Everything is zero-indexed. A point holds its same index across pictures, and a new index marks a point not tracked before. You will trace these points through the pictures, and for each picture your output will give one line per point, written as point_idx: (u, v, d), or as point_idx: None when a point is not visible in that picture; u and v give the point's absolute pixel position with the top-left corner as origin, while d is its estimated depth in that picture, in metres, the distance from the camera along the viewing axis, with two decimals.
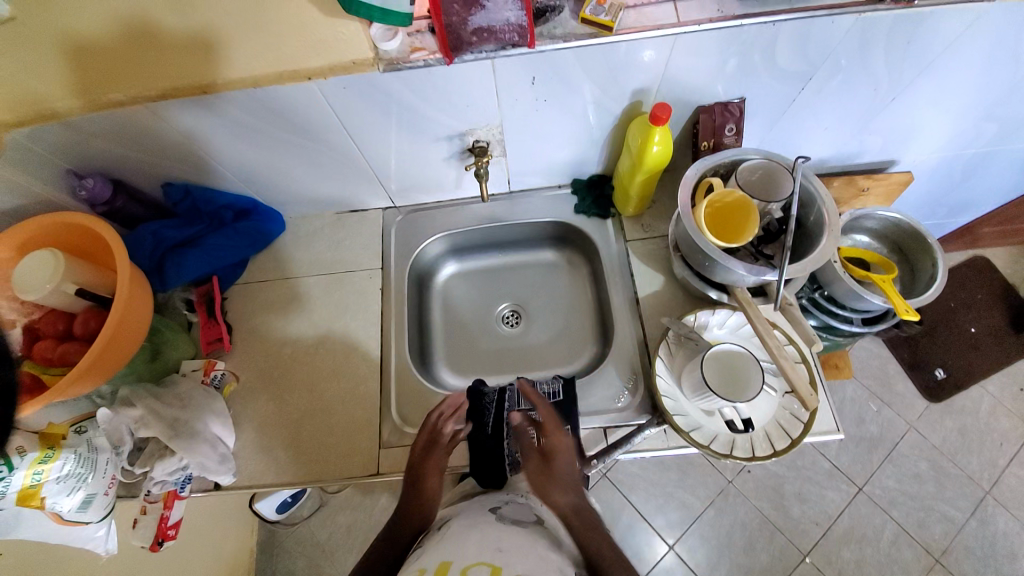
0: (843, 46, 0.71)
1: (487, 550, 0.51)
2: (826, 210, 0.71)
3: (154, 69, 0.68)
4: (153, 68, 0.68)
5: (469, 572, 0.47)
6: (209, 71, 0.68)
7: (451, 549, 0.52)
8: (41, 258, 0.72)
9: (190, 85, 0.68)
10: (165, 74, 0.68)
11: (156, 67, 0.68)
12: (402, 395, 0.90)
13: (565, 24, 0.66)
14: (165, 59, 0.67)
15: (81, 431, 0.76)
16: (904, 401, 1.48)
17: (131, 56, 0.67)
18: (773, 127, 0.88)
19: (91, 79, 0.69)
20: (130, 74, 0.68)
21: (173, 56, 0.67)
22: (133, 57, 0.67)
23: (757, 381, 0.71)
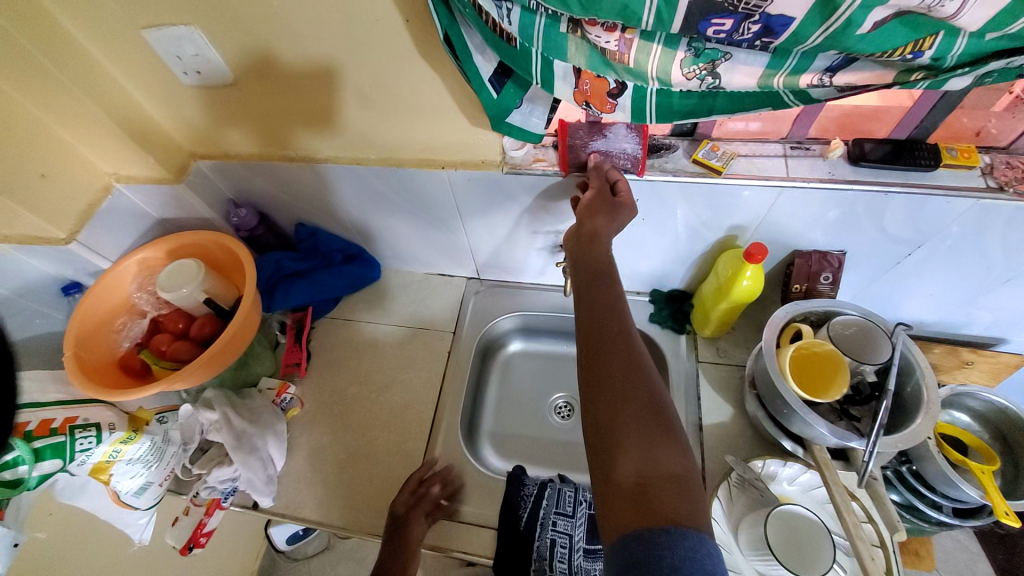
0: (958, 224, 0.70)
1: None
2: (926, 384, 0.67)
3: (282, 102, 0.77)
4: (277, 97, 0.76)
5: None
6: (330, 106, 0.76)
7: None
8: (188, 266, 0.85)
9: (314, 114, 0.78)
10: (290, 104, 0.77)
11: (284, 101, 0.76)
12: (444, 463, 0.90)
13: (677, 160, 0.72)
14: (287, 94, 0.75)
15: (162, 421, 0.86)
16: None
17: (262, 86, 0.75)
18: (872, 283, 0.86)
19: (230, 103, 0.79)
20: (261, 101, 0.77)
21: (297, 92, 0.74)
22: (262, 85, 0.75)
23: (827, 555, 0.63)
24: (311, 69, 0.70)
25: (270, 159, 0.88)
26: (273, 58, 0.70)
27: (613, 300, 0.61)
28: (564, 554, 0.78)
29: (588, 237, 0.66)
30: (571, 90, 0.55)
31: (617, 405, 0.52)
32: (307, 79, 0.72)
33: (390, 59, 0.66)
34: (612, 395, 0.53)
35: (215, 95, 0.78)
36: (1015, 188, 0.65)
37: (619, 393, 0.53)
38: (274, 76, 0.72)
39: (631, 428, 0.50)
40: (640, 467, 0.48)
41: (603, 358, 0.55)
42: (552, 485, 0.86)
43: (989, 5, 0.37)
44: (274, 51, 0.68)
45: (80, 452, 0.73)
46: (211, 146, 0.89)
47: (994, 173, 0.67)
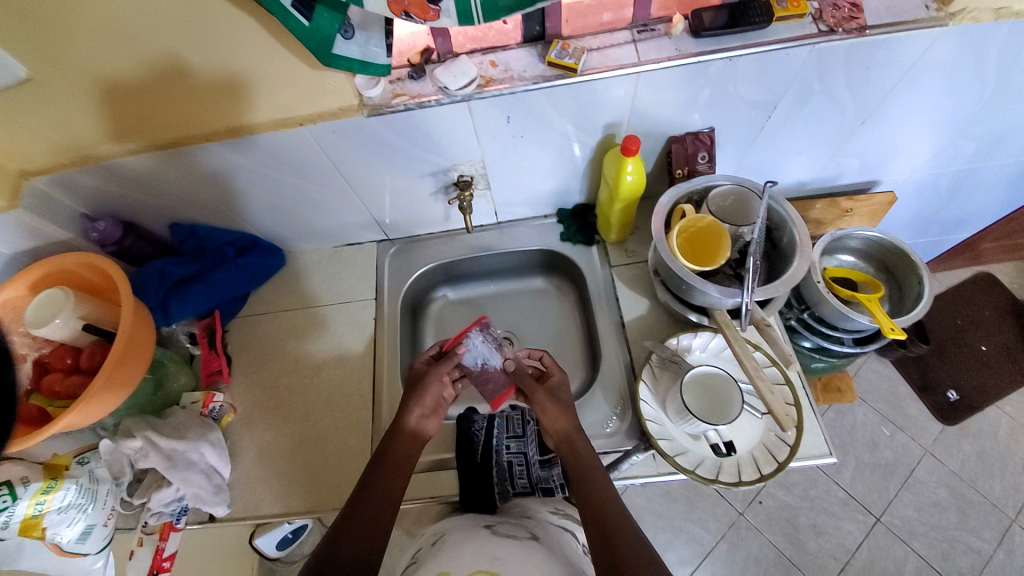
0: (802, 76, 0.75)
1: (484, 559, 0.60)
2: (798, 232, 0.73)
3: (193, 111, 0.73)
4: (186, 105, 0.72)
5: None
6: (241, 110, 0.73)
7: (448, 561, 0.62)
8: (54, 296, 0.77)
9: (226, 121, 0.74)
10: (202, 112, 0.73)
11: (194, 111, 0.73)
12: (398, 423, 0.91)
13: (534, 67, 0.71)
14: (198, 103, 0.72)
15: (83, 461, 0.79)
16: (917, 425, 1.45)
17: (165, 93, 0.70)
18: (748, 153, 0.91)
19: (124, 115, 0.72)
20: (165, 111, 0.72)
21: (207, 97, 0.71)
22: (165, 94, 0.70)
23: (738, 400, 0.71)
24: (223, 73, 0.68)
25: (179, 171, 0.82)
26: (179, 67, 0.66)
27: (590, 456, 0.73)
28: (523, 470, 0.84)
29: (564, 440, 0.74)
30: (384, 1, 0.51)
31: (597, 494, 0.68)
32: (220, 85, 0.69)
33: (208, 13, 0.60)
34: (593, 494, 0.68)
35: (13, 99, 0.68)
36: (844, 28, 0.69)
37: (599, 481, 0.70)
38: (179, 82, 0.68)
39: (603, 490, 0.69)
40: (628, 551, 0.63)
41: (586, 473, 0.70)
42: (500, 415, 0.90)
43: None
44: (178, 58, 0.65)
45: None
46: (43, 161, 0.78)
47: (824, 17, 0.70)
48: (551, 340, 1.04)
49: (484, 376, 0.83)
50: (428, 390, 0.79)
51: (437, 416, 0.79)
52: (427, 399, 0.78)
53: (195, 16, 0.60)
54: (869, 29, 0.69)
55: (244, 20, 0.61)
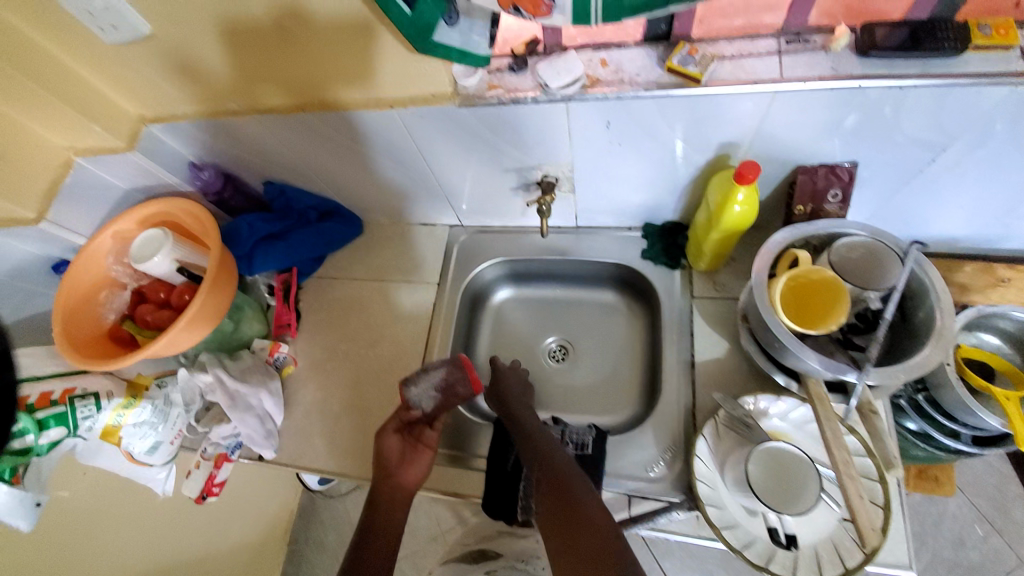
0: (994, 118, 0.59)
1: None
2: (941, 311, 0.59)
3: (326, 62, 0.68)
4: (321, 58, 0.68)
5: None
6: (371, 63, 0.67)
7: None
8: (156, 235, 0.84)
9: (355, 73, 0.69)
10: (334, 61, 0.68)
11: (326, 62, 0.68)
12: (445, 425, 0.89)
13: (649, 72, 0.62)
14: (331, 54, 0.67)
15: (162, 385, 0.87)
16: (1022, 532, 1.21)
17: (300, 42, 0.66)
18: (891, 197, 0.76)
19: (258, 61, 0.70)
20: (301, 63, 0.69)
21: (334, 44, 0.65)
22: (294, 42, 0.66)
23: (812, 491, 0.60)
24: (353, 19, 0.61)
25: (313, 121, 0.79)
26: (310, 12, 0.61)
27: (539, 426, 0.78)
28: None
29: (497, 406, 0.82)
30: None
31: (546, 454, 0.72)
32: (345, 38, 0.64)
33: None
34: (539, 455, 0.72)
35: (137, 50, 0.72)
36: None
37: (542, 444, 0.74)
38: (310, 31, 0.64)
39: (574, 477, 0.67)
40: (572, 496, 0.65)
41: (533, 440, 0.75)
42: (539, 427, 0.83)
43: None
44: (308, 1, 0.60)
45: (84, 419, 0.78)
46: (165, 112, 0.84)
47: None
48: (608, 361, 0.98)
49: (450, 395, 0.84)
50: (386, 447, 0.80)
51: (408, 468, 0.79)
52: (417, 466, 0.79)
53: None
54: None
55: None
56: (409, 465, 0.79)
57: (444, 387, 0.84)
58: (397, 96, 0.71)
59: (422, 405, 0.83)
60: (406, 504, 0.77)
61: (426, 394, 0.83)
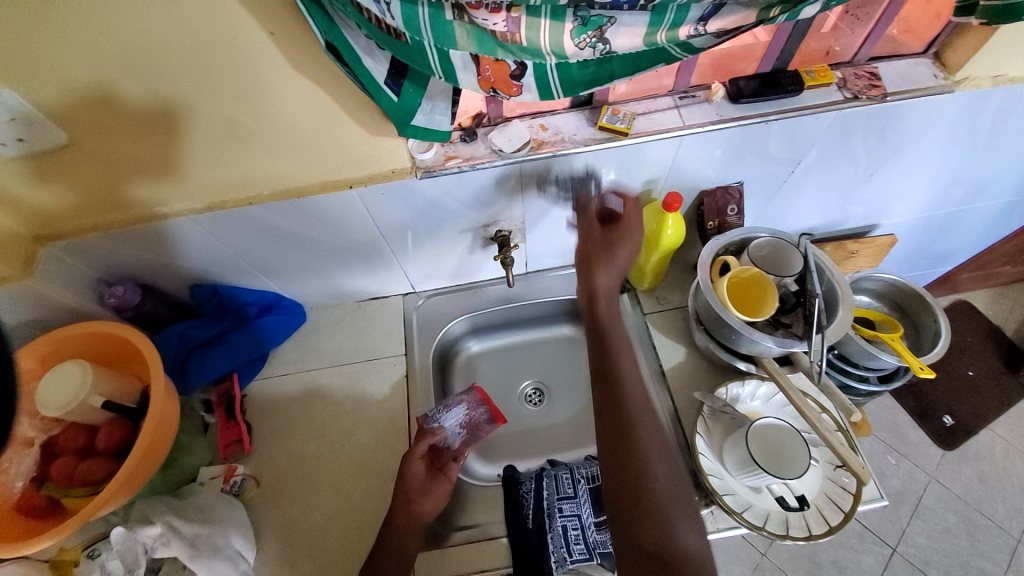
0: (826, 136, 0.80)
1: None
2: (838, 281, 0.77)
3: (128, 147, 0.64)
4: (112, 143, 0.63)
5: None
6: (176, 146, 0.65)
7: None
8: (69, 371, 0.70)
9: (160, 158, 0.66)
10: (134, 146, 0.64)
11: (124, 148, 0.64)
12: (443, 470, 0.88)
13: (584, 131, 0.73)
14: (133, 139, 0.63)
15: (95, 554, 0.69)
16: (920, 451, 1.43)
17: (98, 129, 0.61)
18: (769, 204, 0.96)
19: (46, 151, 0.62)
20: (90, 150, 0.64)
21: (140, 130, 0.62)
22: (100, 129, 0.61)
23: (802, 453, 0.71)
24: (163, 103, 0.60)
25: (103, 206, 0.72)
26: (115, 97, 0.58)
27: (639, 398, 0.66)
28: (578, 535, 0.79)
29: (602, 295, 0.73)
30: (474, 78, 0.52)
31: (630, 444, 0.62)
32: (172, 111, 0.61)
33: (232, 80, 0.58)
34: (629, 447, 0.62)
35: (43, 162, 0.64)
36: (867, 95, 0.76)
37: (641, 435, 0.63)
38: (116, 116, 0.60)
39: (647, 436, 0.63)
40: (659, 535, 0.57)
41: (626, 432, 0.63)
42: (548, 474, 0.87)
43: None
44: (119, 85, 0.57)
45: None
46: (39, 231, 0.73)
47: (848, 85, 0.76)
48: (582, 390, 1.04)
49: (472, 430, 0.89)
50: (411, 475, 0.79)
51: (427, 496, 0.78)
52: (435, 494, 0.79)
53: (138, 37, 0.52)
54: (889, 95, 0.76)
55: (301, 85, 0.60)
56: (423, 497, 0.78)
57: (468, 423, 0.89)
58: (205, 176, 0.70)
59: (450, 442, 0.86)
60: (415, 535, 0.75)
61: (453, 427, 0.87)
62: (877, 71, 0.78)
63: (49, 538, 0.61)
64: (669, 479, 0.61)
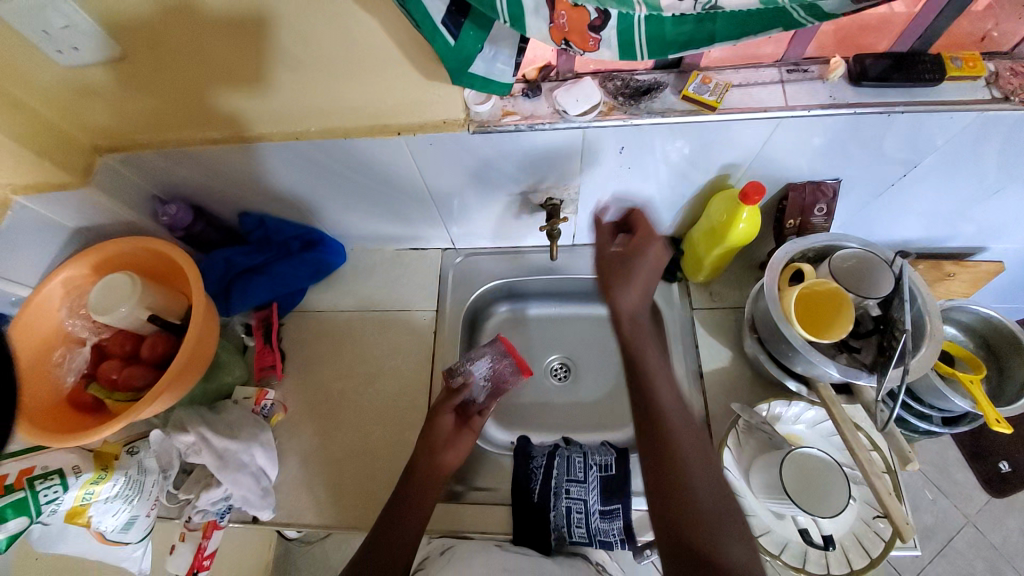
0: (960, 137, 0.66)
1: None
2: (929, 314, 0.66)
3: (208, 58, 0.61)
4: (194, 52, 0.60)
5: None
6: (261, 65, 0.61)
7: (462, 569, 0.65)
8: (120, 283, 0.74)
9: (240, 75, 0.63)
10: (216, 58, 0.61)
11: (205, 59, 0.61)
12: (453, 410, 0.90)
13: (664, 99, 0.63)
14: (214, 51, 0.60)
15: (133, 451, 0.77)
16: (962, 493, 1.37)
17: (181, 37, 0.58)
18: (863, 208, 0.83)
19: (133, 59, 0.61)
20: (173, 60, 0.61)
21: (222, 41, 0.59)
22: (181, 37, 0.58)
23: (840, 492, 0.65)
24: (242, 14, 0.55)
25: (188, 119, 0.70)
26: (194, 3, 0.54)
27: (671, 376, 0.60)
28: (581, 519, 0.78)
29: (625, 319, 0.64)
30: (546, 26, 0.44)
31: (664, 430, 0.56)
32: (243, 28, 0.57)
33: (297, 1, 0.53)
34: (655, 452, 0.56)
35: (101, 71, 0.63)
36: (1020, 97, 0.61)
37: (667, 436, 0.56)
38: (196, 25, 0.57)
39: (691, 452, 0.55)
40: (685, 496, 0.53)
41: (649, 430, 0.57)
42: (561, 453, 0.85)
43: None
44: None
45: (48, 503, 0.67)
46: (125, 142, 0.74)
47: (999, 82, 0.62)
48: (610, 375, 1.00)
49: (497, 384, 0.89)
50: (439, 425, 0.78)
51: (452, 450, 0.76)
52: (460, 445, 0.77)
53: None
54: None
55: (357, 16, 0.54)
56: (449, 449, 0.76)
57: (494, 375, 0.89)
58: (287, 99, 0.66)
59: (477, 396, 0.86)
60: (436, 486, 0.73)
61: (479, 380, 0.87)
62: None
63: (97, 434, 0.65)
64: (714, 493, 0.54)
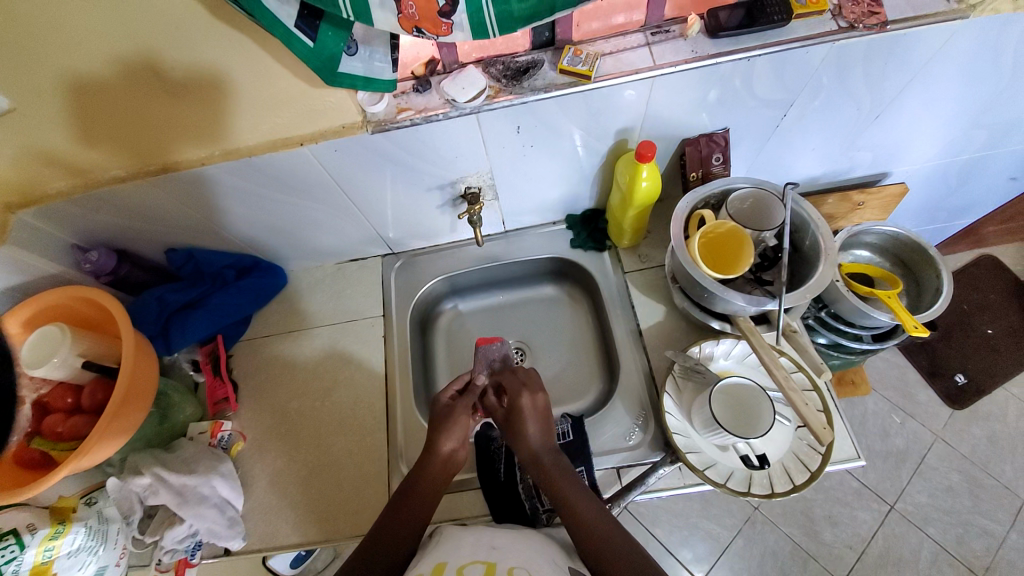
0: (821, 73, 0.72)
1: (483, 549, 0.65)
2: (821, 234, 0.71)
3: (167, 114, 0.65)
4: (154, 110, 0.65)
5: (467, 567, 0.61)
6: (220, 116, 0.67)
7: (445, 552, 0.65)
8: (50, 334, 0.74)
9: (200, 127, 0.68)
10: (174, 112, 0.65)
11: (163, 115, 0.66)
12: (408, 406, 0.92)
13: (545, 75, 0.68)
14: (174, 108, 0.65)
15: (92, 501, 0.77)
16: (927, 411, 1.43)
17: (141, 96, 0.63)
18: (760, 152, 0.89)
19: (94, 119, 0.64)
20: (131, 118, 0.65)
21: (181, 98, 0.64)
22: (142, 96, 0.63)
23: (768, 412, 0.69)
24: (202, 72, 0.61)
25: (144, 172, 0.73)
26: (157, 64, 0.59)
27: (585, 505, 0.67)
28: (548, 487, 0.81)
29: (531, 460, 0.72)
30: (395, 17, 0.47)
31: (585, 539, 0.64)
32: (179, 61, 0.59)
33: (230, 37, 0.58)
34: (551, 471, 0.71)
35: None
36: (864, 24, 0.67)
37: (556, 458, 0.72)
38: (157, 84, 0.62)
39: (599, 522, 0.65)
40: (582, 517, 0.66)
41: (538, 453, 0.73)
42: None
43: None
44: (160, 49, 0.58)
45: (6, 564, 0.68)
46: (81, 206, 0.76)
47: (844, 13, 0.68)
48: (564, 349, 1.02)
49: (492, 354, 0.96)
50: (457, 422, 0.77)
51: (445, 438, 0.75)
52: (455, 432, 0.76)
53: None
54: (890, 24, 0.66)
55: (247, 43, 0.58)
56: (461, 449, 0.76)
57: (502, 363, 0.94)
58: (221, 136, 0.70)
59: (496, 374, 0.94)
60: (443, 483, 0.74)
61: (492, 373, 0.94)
62: None
63: (43, 481, 0.65)
64: (597, 510, 0.67)
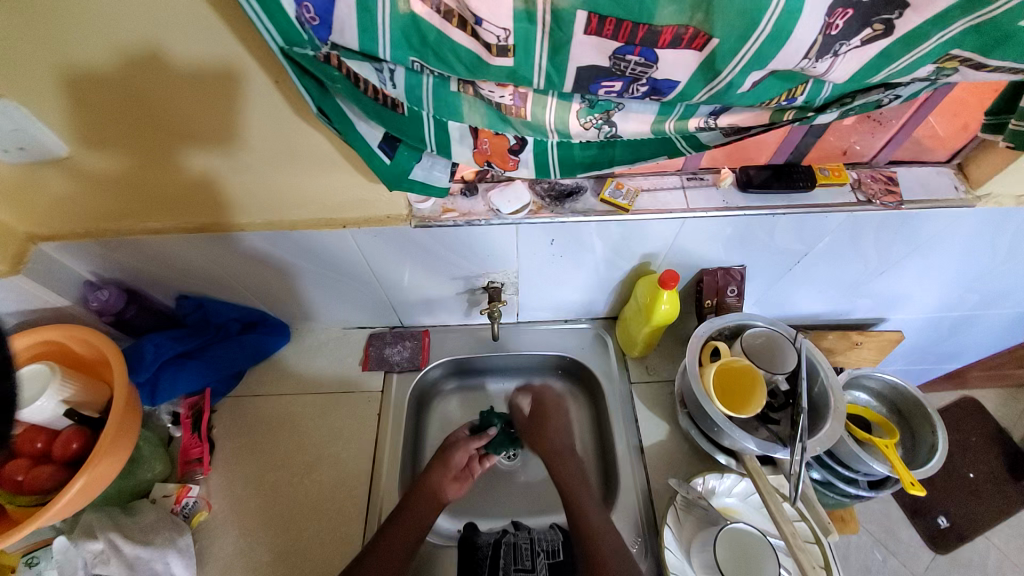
0: (836, 232, 0.77)
1: None
2: (831, 387, 0.73)
3: (169, 116, 0.57)
4: (155, 132, 0.60)
5: None
6: (236, 118, 0.58)
7: None
8: (39, 373, 0.71)
9: (215, 131, 0.60)
10: (176, 142, 0.61)
11: (168, 113, 0.57)
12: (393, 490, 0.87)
13: (587, 201, 0.72)
14: (178, 104, 0.56)
15: (33, 562, 0.73)
16: (909, 550, 1.22)
17: (144, 93, 0.55)
18: (773, 287, 0.93)
19: (101, 118, 0.57)
20: (133, 142, 0.61)
21: (183, 129, 0.59)
22: (147, 93, 0.55)
23: (771, 565, 0.68)
24: (215, 70, 0.53)
25: (158, 176, 0.66)
26: (163, 58, 0.51)
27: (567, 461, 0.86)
28: None
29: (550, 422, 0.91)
30: (470, 151, 0.54)
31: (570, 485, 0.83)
32: (187, 132, 0.60)
33: (267, 120, 0.59)
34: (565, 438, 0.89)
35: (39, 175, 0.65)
36: (881, 200, 0.74)
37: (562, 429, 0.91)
38: (165, 80, 0.54)
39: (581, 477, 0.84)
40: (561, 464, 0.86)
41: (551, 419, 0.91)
42: (506, 540, 0.82)
43: (854, 62, 0.41)
44: (160, 81, 0.54)
45: None
46: (108, 225, 0.74)
47: (863, 187, 0.75)
48: None
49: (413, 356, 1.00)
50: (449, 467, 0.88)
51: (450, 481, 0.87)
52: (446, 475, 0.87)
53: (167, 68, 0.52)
54: (904, 203, 0.74)
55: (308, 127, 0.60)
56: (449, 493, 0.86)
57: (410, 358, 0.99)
58: (245, 201, 0.71)
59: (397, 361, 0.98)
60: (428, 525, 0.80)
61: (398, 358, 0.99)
62: (894, 176, 0.76)
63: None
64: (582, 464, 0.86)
